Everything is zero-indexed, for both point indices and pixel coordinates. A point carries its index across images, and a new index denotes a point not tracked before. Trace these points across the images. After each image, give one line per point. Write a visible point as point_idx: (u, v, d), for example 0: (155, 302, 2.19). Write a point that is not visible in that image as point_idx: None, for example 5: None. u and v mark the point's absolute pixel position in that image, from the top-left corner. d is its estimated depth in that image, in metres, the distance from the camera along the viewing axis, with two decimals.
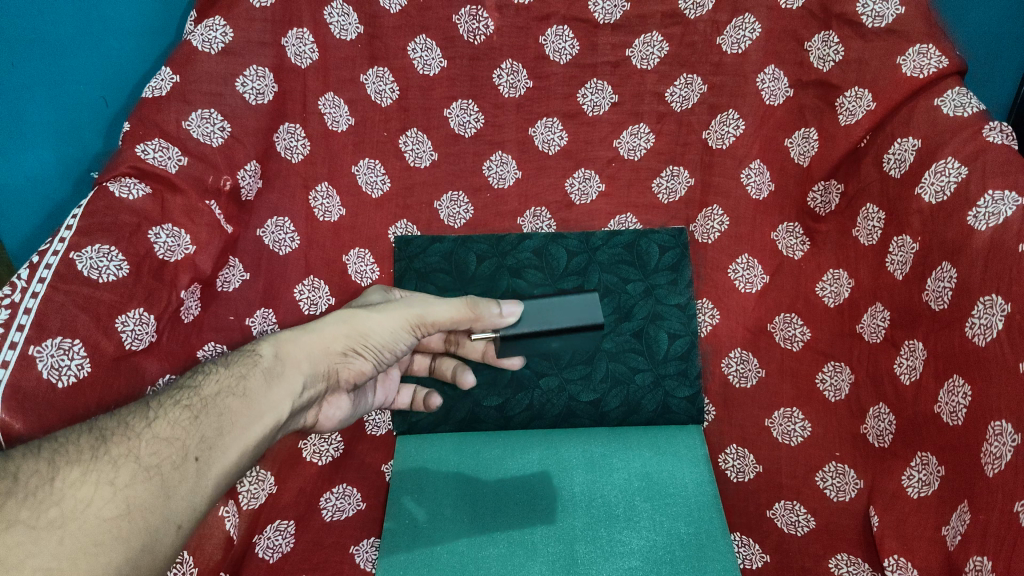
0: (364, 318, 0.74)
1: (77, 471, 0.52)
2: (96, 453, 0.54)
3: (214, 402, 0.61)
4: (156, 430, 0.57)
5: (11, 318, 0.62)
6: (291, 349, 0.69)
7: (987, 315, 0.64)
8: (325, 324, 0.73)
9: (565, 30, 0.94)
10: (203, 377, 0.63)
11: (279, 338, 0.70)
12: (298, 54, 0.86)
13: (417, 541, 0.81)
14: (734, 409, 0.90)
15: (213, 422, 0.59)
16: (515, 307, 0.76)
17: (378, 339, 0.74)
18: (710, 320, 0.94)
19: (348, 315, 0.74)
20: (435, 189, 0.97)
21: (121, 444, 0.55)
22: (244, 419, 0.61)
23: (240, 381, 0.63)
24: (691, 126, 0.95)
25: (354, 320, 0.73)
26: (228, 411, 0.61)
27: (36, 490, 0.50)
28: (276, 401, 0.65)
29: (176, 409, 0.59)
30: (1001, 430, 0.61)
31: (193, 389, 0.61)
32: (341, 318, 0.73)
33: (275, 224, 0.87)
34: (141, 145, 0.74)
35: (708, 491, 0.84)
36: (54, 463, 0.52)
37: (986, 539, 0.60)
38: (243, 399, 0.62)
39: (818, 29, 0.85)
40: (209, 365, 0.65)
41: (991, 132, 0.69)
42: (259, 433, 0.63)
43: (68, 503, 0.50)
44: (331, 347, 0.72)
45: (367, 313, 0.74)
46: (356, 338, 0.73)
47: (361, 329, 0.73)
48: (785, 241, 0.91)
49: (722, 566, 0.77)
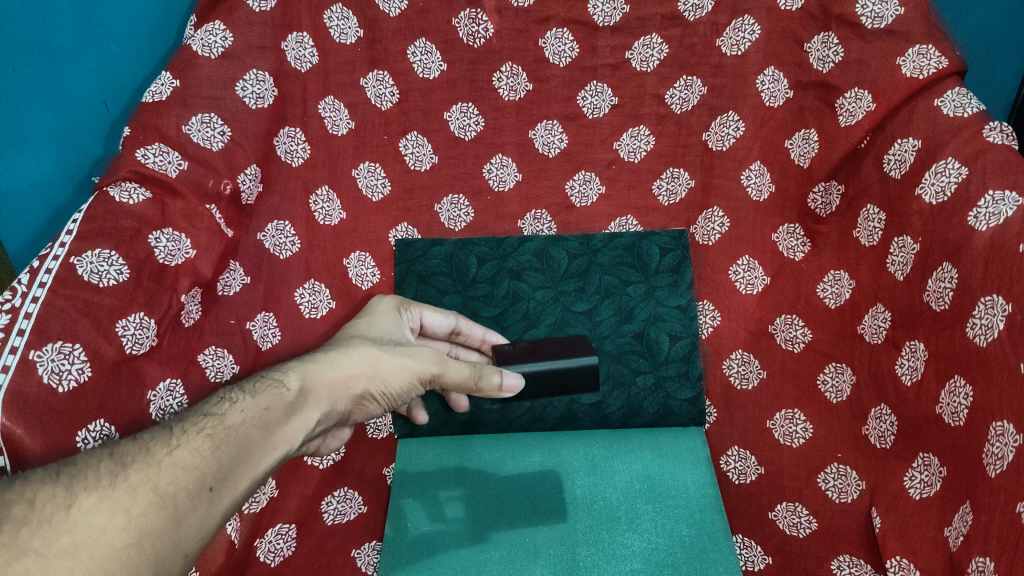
0: (391, 360, 0.71)
1: (93, 497, 0.51)
2: (115, 479, 0.53)
3: (236, 435, 0.59)
4: (176, 458, 0.55)
5: (11, 323, 0.62)
6: (318, 380, 0.67)
7: (988, 315, 0.64)
8: (351, 359, 0.69)
9: (564, 32, 0.94)
10: (227, 405, 0.62)
11: (304, 368, 0.67)
12: (298, 59, 0.87)
13: (418, 544, 0.81)
14: (736, 411, 0.90)
15: (231, 455, 0.58)
16: (517, 381, 0.75)
17: (399, 383, 0.72)
18: (711, 322, 0.94)
19: (376, 352, 0.71)
20: (435, 192, 0.97)
21: (141, 471, 0.54)
22: (260, 452, 0.60)
23: (263, 414, 0.61)
24: (691, 128, 0.95)
25: (380, 360, 0.70)
26: (247, 444, 0.59)
27: (51, 517, 0.49)
28: (292, 437, 0.63)
29: (198, 438, 0.58)
30: (1002, 431, 0.61)
31: (217, 417, 0.60)
32: (369, 356, 0.70)
33: (275, 228, 0.87)
34: (142, 149, 0.74)
35: (711, 493, 0.84)
36: (72, 488, 0.51)
37: (989, 540, 0.60)
38: (263, 432, 0.61)
39: (817, 31, 0.85)
40: (235, 391, 0.63)
41: (991, 132, 0.69)
42: (269, 467, 0.62)
43: (81, 530, 0.49)
44: (351, 384, 0.69)
45: (394, 354, 0.71)
46: (379, 379, 0.70)
47: (385, 369, 0.70)
48: (786, 243, 0.91)
49: (725, 569, 0.77)
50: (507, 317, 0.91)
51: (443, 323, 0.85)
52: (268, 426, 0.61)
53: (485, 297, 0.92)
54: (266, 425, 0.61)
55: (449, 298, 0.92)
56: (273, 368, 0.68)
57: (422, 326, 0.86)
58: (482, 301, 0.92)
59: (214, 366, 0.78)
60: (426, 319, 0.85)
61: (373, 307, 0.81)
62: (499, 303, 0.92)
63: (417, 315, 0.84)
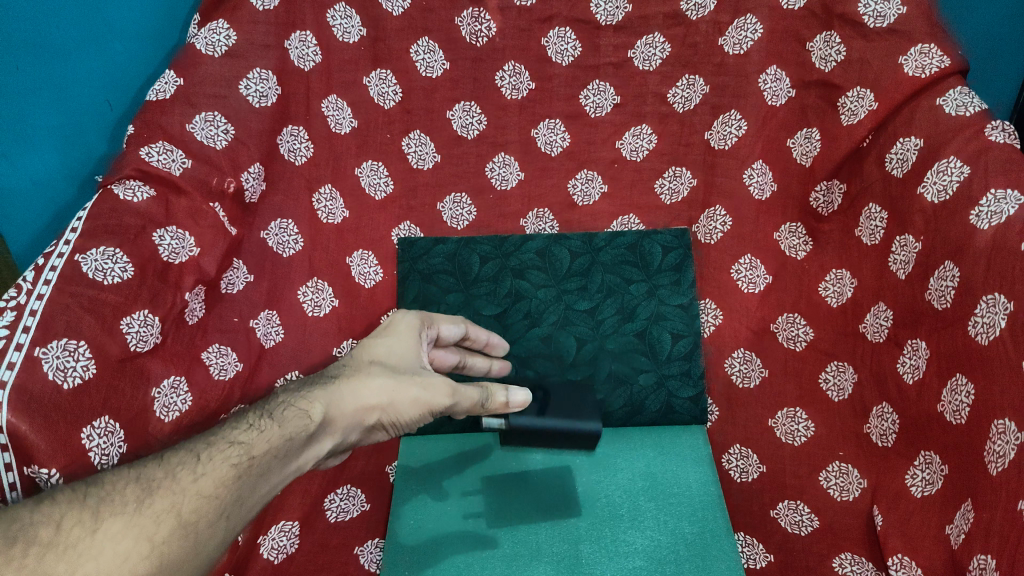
0: (410, 393, 0.67)
1: (118, 523, 0.52)
2: (140, 505, 0.54)
3: (259, 465, 0.59)
4: (199, 486, 0.56)
5: (17, 320, 0.62)
6: (339, 412, 0.65)
7: (989, 314, 0.64)
8: (370, 389, 0.66)
9: (567, 31, 0.93)
10: (254, 432, 0.61)
11: (326, 396, 0.65)
12: (302, 58, 0.87)
13: (422, 542, 0.81)
14: (738, 409, 0.90)
15: (249, 485, 0.58)
16: (524, 397, 0.72)
17: (416, 417, 0.68)
18: (713, 320, 0.94)
19: (396, 383, 0.67)
20: (438, 190, 0.97)
21: (165, 498, 0.55)
22: (275, 480, 0.61)
23: (285, 445, 0.61)
24: (692, 127, 0.95)
25: (398, 395, 0.67)
26: (264, 474, 0.60)
27: (77, 542, 0.50)
28: (308, 463, 0.64)
29: (223, 466, 0.58)
30: (1004, 429, 0.61)
31: (243, 444, 0.60)
32: (386, 389, 0.66)
33: (279, 226, 0.88)
34: (146, 147, 0.75)
35: (713, 491, 0.84)
36: (99, 513, 0.53)
37: (990, 538, 0.61)
38: (280, 463, 0.61)
39: (820, 30, 0.85)
40: (263, 417, 0.63)
41: (993, 131, 0.69)
42: (284, 486, 0.63)
43: (106, 556, 0.50)
44: (368, 417, 0.66)
45: (414, 387, 0.67)
46: (395, 412, 0.67)
47: (402, 404, 0.67)
48: (787, 241, 0.92)
49: (726, 566, 0.77)
50: (510, 316, 0.92)
51: (455, 332, 0.83)
52: (288, 456, 0.61)
53: (488, 296, 0.92)
54: (287, 456, 0.61)
55: (452, 297, 0.92)
56: (301, 390, 0.66)
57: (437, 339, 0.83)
58: (484, 300, 0.92)
59: (218, 364, 0.78)
60: (440, 330, 0.82)
61: (397, 324, 0.76)
62: (501, 302, 0.92)
63: (435, 329, 0.81)
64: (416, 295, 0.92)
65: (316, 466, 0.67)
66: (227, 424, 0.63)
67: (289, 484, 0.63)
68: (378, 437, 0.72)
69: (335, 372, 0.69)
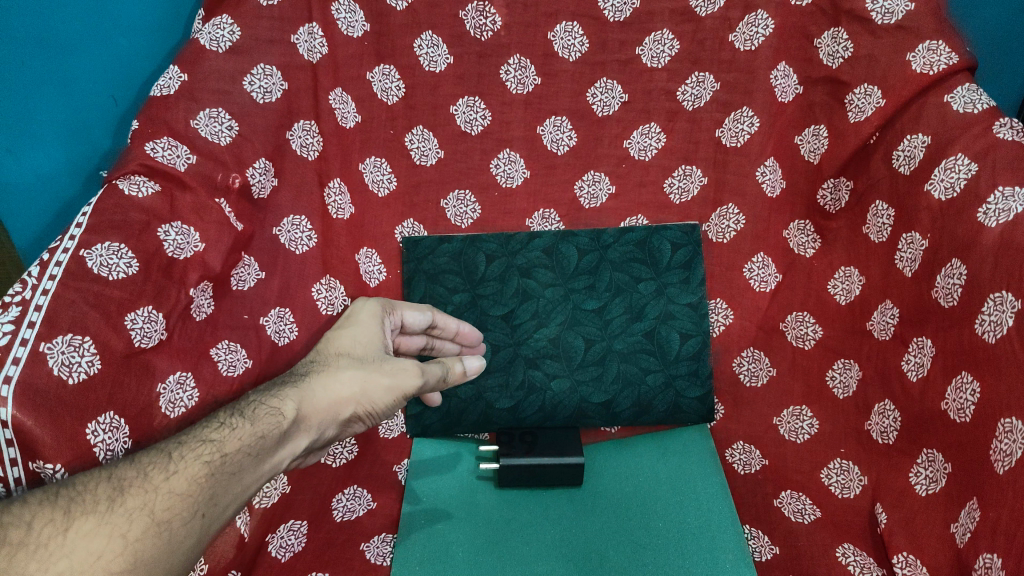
0: (380, 381, 0.70)
1: (91, 522, 0.52)
2: (113, 504, 0.54)
3: (232, 463, 0.60)
4: (173, 484, 0.56)
5: (22, 315, 0.62)
6: (312, 406, 0.67)
7: (997, 311, 0.64)
8: (341, 382, 0.69)
9: (574, 26, 0.91)
10: (226, 430, 0.62)
11: (298, 392, 0.67)
12: (310, 51, 0.86)
13: (432, 537, 0.84)
14: (744, 408, 0.93)
15: (223, 482, 0.59)
16: (478, 365, 0.79)
17: (387, 404, 0.71)
18: (723, 320, 0.96)
19: (365, 374, 0.70)
20: (442, 187, 0.97)
21: (138, 496, 0.55)
22: (249, 477, 0.62)
23: (258, 442, 0.62)
24: (703, 124, 0.94)
25: (369, 383, 0.69)
26: (238, 471, 0.61)
27: (48, 542, 0.50)
28: (281, 461, 0.65)
29: (196, 464, 0.59)
30: (1011, 428, 0.61)
31: (214, 442, 0.61)
32: (358, 380, 0.69)
33: (292, 223, 0.88)
34: (150, 143, 0.74)
35: (717, 482, 0.87)
36: (70, 512, 0.52)
37: (996, 536, 0.60)
38: (253, 460, 0.62)
39: (828, 26, 0.84)
40: (234, 416, 0.63)
41: (1002, 128, 0.69)
42: (257, 486, 0.64)
43: (78, 555, 0.50)
44: (341, 409, 0.69)
45: (383, 375, 0.70)
46: (367, 402, 0.70)
47: (373, 392, 0.70)
48: (796, 240, 0.92)
49: (735, 555, 0.80)
50: (517, 315, 0.94)
51: (421, 320, 0.86)
52: (261, 454, 0.62)
53: (495, 295, 0.94)
54: (260, 454, 0.62)
55: (458, 297, 0.94)
56: (271, 388, 0.67)
57: (402, 327, 0.85)
58: (491, 299, 0.94)
59: (226, 360, 0.78)
60: (405, 320, 0.85)
61: (359, 317, 0.79)
62: (508, 301, 0.94)
63: (398, 317, 0.83)
64: (423, 295, 0.94)
65: (290, 464, 0.69)
66: (196, 424, 0.63)
67: (264, 484, 0.64)
68: (353, 430, 0.74)
69: (304, 369, 0.71)
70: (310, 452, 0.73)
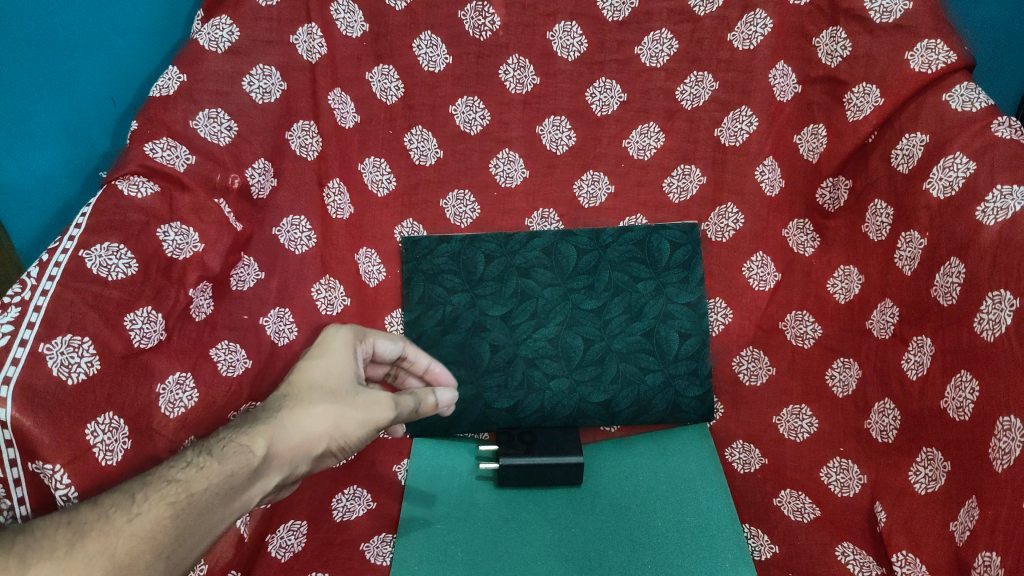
0: (354, 415, 0.67)
1: (43, 570, 0.48)
2: (69, 549, 0.50)
3: (199, 505, 0.56)
4: (135, 527, 0.53)
5: (21, 316, 0.62)
6: (283, 443, 0.63)
7: (995, 310, 0.64)
8: (313, 416, 0.65)
9: (572, 25, 0.91)
10: (192, 469, 0.58)
11: (269, 428, 0.63)
12: (309, 51, 0.86)
13: (433, 540, 0.83)
14: (743, 407, 0.93)
15: (189, 526, 0.55)
16: (451, 396, 0.75)
17: (361, 439, 0.68)
18: (722, 319, 0.96)
19: (339, 407, 0.67)
20: (440, 187, 0.97)
21: (97, 541, 0.51)
22: (217, 519, 0.58)
23: (227, 482, 0.58)
24: (702, 124, 0.94)
25: (343, 417, 0.66)
26: (206, 514, 0.57)
27: None
28: (251, 502, 0.61)
29: (160, 506, 0.55)
30: (1010, 426, 0.61)
31: (179, 482, 0.57)
32: (331, 414, 0.66)
33: (291, 223, 0.88)
34: (150, 143, 0.75)
35: (717, 481, 0.88)
36: (20, 560, 0.48)
37: (995, 535, 0.60)
38: (222, 502, 0.58)
39: (826, 25, 0.84)
40: (201, 454, 0.60)
41: (1001, 126, 0.69)
42: (227, 528, 0.60)
43: None
44: (314, 446, 0.65)
45: (356, 409, 0.67)
46: (340, 437, 0.66)
47: (347, 427, 0.66)
48: (796, 238, 0.92)
49: (734, 555, 0.80)
50: (516, 315, 0.95)
51: (393, 350, 0.81)
52: (231, 494, 0.58)
53: (494, 295, 0.95)
54: (228, 494, 0.58)
55: (457, 297, 0.95)
56: (240, 424, 0.64)
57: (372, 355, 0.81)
58: (490, 300, 0.95)
59: (225, 360, 0.78)
60: (378, 348, 0.80)
61: (330, 342, 0.73)
62: (508, 301, 0.95)
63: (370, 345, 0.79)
64: (422, 295, 0.95)
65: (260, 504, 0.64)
66: (160, 464, 0.59)
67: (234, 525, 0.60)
68: (325, 466, 0.70)
69: (275, 402, 0.67)
70: (281, 490, 0.68)
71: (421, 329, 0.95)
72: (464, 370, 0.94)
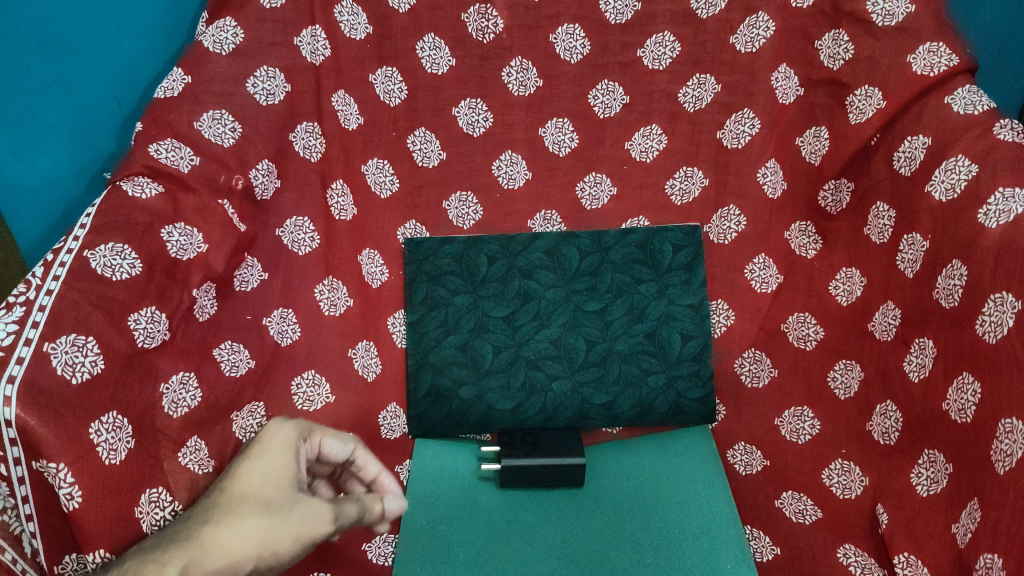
0: (286, 530, 0.61)
1: None
2: None
3: None
4: None
5: (26, 316, 0.62)
6: (200, 569, 0.58)
7: (997, 312, 0.64)
8: (238, 535, 0.59)
9: (575, 28, 0.91)
10: None
11: (186, 552, 0.58)
12: (313, 53, 0.85)
13: (435, 541, 0.83)
14: (745, 409, 0.94)
15: None
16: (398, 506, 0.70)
17: (293, 556, 0.62)
18: (724, 321, 0.96)
19: (268, 524, 0.61)
20: (443, 189, 0.98)
21: None
22: None
23: None
24: (704, 126, 0.94)
25: (273, 536, 0.60)
26: None
27: None
28: None
29: None
30: (1012, 428, 0.61)
31: None
32: (259, 533, 0.60)
33: (294, 224, 0.88)
34: (154, 144, 0.75)
35: (718, 483, 0.88)
36: None
37: (997, 537, 0.60)
38: None
39: (829, 28, 0.84)
40: None
41: (1002, 129, 0.69)
42: None
43: None
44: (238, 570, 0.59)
45: (288, 525, 0.61)
46: (269, 555, 0.60)
47: (276, 545, 0.60)
48: (797, 241, 0.93)
49: (736, 556, 0.80)
50: (519, 316, 0.95)
51: (341, 451, 0.74)
52: None
53: (496, 296, 0.95)
54: None
55: (460, 299, 0.96)
56: (156, 548, 0.59)
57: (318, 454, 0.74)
58: (492, 301, 0.95)
59: (229, 360, 0.79)
60: (323, 447, 0.73)
61: (268, 440, 0.67)
62: (510, 302, 0.95)
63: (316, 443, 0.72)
64: (425, 295, 0.96)
65: None
66: None
67: None
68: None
69: (202, 516, 0.62)
70: None
71: (424, 329, 0.96)
72: (466, 371, 0.94)
